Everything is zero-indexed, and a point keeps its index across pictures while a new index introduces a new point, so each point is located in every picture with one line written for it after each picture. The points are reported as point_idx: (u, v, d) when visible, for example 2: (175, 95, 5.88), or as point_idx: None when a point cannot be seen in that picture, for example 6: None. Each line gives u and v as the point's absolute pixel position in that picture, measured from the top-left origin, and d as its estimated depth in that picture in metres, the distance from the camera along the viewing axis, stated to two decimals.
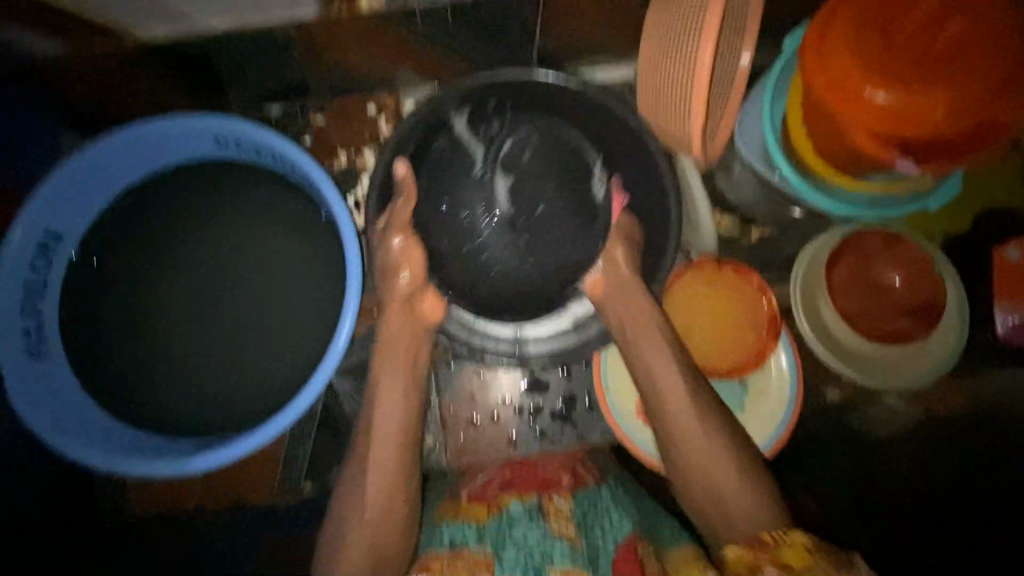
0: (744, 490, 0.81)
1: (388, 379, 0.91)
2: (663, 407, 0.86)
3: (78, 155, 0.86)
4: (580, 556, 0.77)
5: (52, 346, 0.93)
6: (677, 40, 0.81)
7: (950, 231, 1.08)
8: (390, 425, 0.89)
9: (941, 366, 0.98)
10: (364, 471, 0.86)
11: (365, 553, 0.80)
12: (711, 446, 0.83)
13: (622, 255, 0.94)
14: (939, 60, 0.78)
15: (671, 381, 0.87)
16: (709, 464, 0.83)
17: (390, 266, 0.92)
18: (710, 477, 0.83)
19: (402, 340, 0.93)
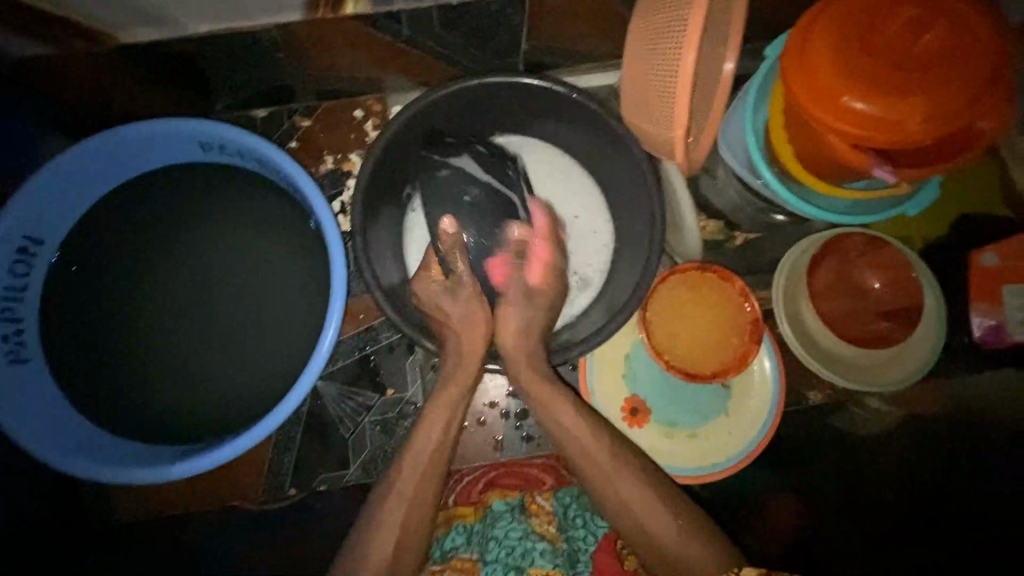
0: (686, 542, 0.77)
1: (438, 407, 0.88)
2: (583, 466, 0.85)
3: (58, 160, 0.85)
4: (562, 559, 0.80)
5: (33, 350, 0.92)
6: (660, 47, 0.81)
7: (929, 233, 1.10)
8: (424, 451, 0.85)
9: (922, 367, 1.00)
10: (393, 483, 0.83)
11: (387, 553, 0.78)
12: (642, 502, 0.80)
13: (514, 324, 0.92)
14: (919, 66, 0.78)
15: (593, 444, 0.85)
16: (646, 517, 0.80)
17: (458, 293, 0.94)
18: (642, 531, 0.79)
19: (462, 366, 0.91)
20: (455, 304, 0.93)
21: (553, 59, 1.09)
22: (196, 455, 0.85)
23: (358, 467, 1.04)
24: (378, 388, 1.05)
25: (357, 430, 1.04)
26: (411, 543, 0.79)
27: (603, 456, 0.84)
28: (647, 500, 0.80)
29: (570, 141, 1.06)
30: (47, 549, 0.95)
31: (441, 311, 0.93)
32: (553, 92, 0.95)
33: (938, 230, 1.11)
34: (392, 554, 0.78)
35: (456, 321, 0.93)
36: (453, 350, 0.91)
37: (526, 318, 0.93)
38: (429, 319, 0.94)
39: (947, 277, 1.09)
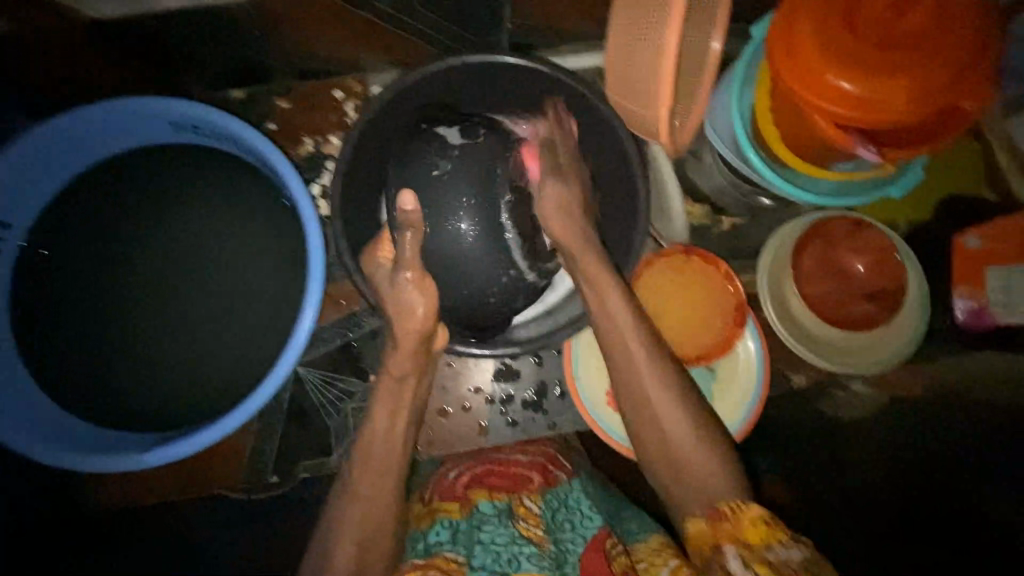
0: (707, 463, 0.76)
1: (383, 395, 0.87)
2: (623, 342, 0.82)
3: (21, 141, 0.82)
4: (548, 561, 0.77)
5: (3, 339, 0.90)
6: (643, 28, 0.80)
7: (913, 217, 1.11)
8: (369, 440, 0.84)
9: (906, 348, 1.00)
10: (349, 480, 0.82)
11: (352, 550, 0.77)
12: (674, 407, 0.79)
13: (553, 207, 0.85)
14: (906, 45, 0.77)
15: (627, 330, 0.83)
16: (677, 421, 0.78)
17: (398, 277, 0.82)
18: (671, 457, 0.77)
19: (399, 355, 0.86)
20: (388, 288, 0.85)
21: (536, 40, 1.07)
22: (173, 442, 0.83)
23: (341, 454, 1.03)
24: (361, 375, 1.04)
25: (340, 417, 1.03)
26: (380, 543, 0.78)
27: (634, 340, 0.82)
28: (668, 402, 0.79)
29: None
30: (47, 549, 0.97)
31: (399, 307, 0.83)
32: (536, 71, 0.95)
33: (920, 215, 1.11)
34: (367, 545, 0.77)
35: (392, 312, 0.85)
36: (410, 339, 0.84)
37: (563, 194, 0.85)
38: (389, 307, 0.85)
39: (930, 261, 1.10)
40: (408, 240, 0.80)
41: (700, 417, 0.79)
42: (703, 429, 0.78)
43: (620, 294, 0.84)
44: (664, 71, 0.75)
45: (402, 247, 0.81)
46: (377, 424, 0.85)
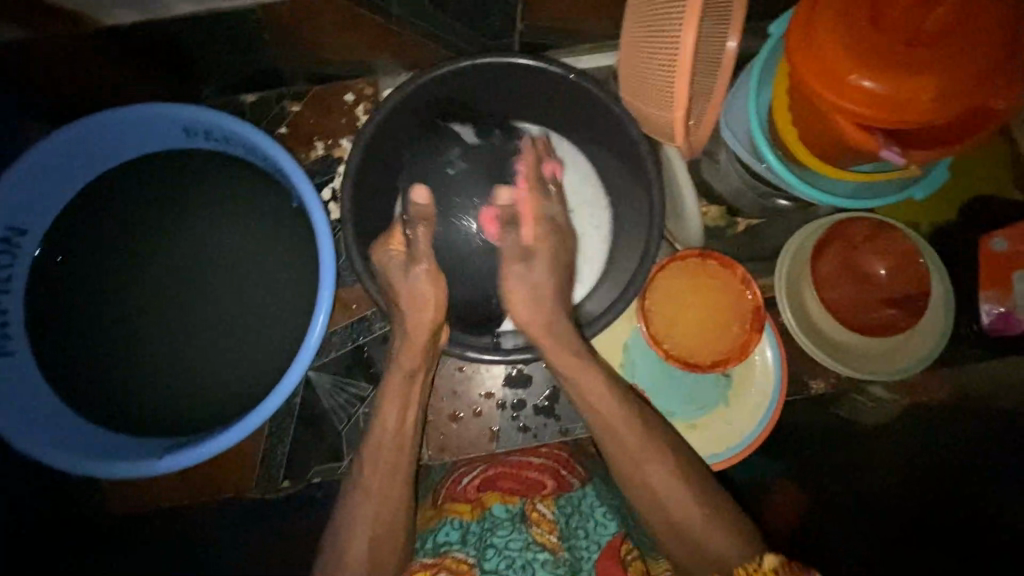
0: (710, 527, 0.75)
1: (388, 394, 0.85)
2: (608, 437, 0.82)
3: (35, 148, 0.83)
4: (563, 569, 0.77)
5: (19, 343, 0.91)
6: (659, 26, 0.78)
7: (939, 218, 1.07)
8: (381, 441, 0.83)
9: (927, 356, 0.97)
10: (360, 478, 0.82)
11: (365, 554, 0.77)
12: (671, 483, 0.78)
13: (523, 294, 0.86)
14: (933, 42, 0.75)
15: (618, 422, 0.82)
16: (671, 493, 0.78)
17: (411, 269, 0.83)
18: (673, 527, 0.77)
19: (409, 353, 0.85)
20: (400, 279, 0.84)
21: (548, 39, 1.05)
22: (185, 448, 0.84)
23: (351, 459, 1.02)
24: (371, 379, 1.03)
25: (350, 422, 1.03)
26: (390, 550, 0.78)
27: (626, 432, 0.81)
28: (666, 481, 0.79)
29: (567, 124, 1.02)
30: (47, 549, 0.97)
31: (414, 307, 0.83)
32: (550, 74, 0.92)
33: (948, 216, 1.07)
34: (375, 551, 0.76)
35: (404, 301, 0.84)
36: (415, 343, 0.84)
37: (534, 285, 0.86)
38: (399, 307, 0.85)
39: (955, 264, 1.06)
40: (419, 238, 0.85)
41: (702, 489, 0.78)
42: (706, 503, 0.77)
43: (607, 387, 0.83)
44: (681, 71, 0.73)
45: (416, 242, 0.85)
46: (388, 420, 0.84)
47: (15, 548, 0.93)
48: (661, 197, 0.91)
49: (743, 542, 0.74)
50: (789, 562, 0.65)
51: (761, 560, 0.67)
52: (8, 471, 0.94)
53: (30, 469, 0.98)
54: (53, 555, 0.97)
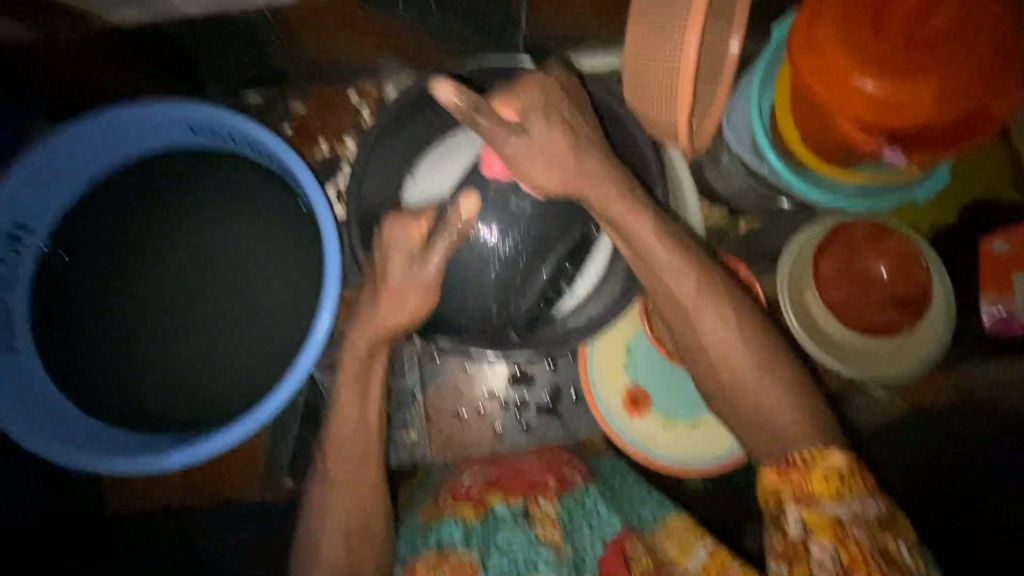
0: (782, 399, 0.69)
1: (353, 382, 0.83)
2: (661, 285, 0.75)
3: (41, 146, 0.83)
4: (566, 568, 0.78)
5: (23, 339, 0.91)
6: (662, 28, 0.79)
7: (941, 219, 1.08)
8: (363, 431, 0.83)
9: (927, 357, 0.97)
10: (365, 474, 0.82)
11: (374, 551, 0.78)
12: (730, 342, 0.71)
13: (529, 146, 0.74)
14: (931, 48, 0.76)
15: (669, 268, 0.74)
16: (740, 362, 0.70)
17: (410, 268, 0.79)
18: (738, 397, 0.71)
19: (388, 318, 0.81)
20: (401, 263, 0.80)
21: (551, 41, 1.06)
22: (189, 444, 0.84)
23: None
24: None
25: None
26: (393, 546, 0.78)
27: (682, 283, 0.73)
28: (720, 338, 0.71)
29: None
30: (47, 549, 0.96)
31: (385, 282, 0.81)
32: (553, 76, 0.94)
33: (949, 218, 1.08)
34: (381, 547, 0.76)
35: (385, 293, 0.81)
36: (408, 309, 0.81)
37: (535, 142, 0.74)
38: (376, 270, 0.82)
39: (956, 266, 1.07)
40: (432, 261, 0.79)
41: (767, 355, 0.71)
42: (770, 365, 0.70)
43: (659, 229, 0.75)
44: (684, 73, 0.74)
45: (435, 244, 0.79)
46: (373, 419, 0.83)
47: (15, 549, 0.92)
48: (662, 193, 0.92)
49: (806, 416, 0.68)
50: (854, 460, 0.64)
51: (827, 452, 0.64)
52: (9, 471, 0.92)
53: (30, 469, 0.96)
54: (54, 554, 0.96)
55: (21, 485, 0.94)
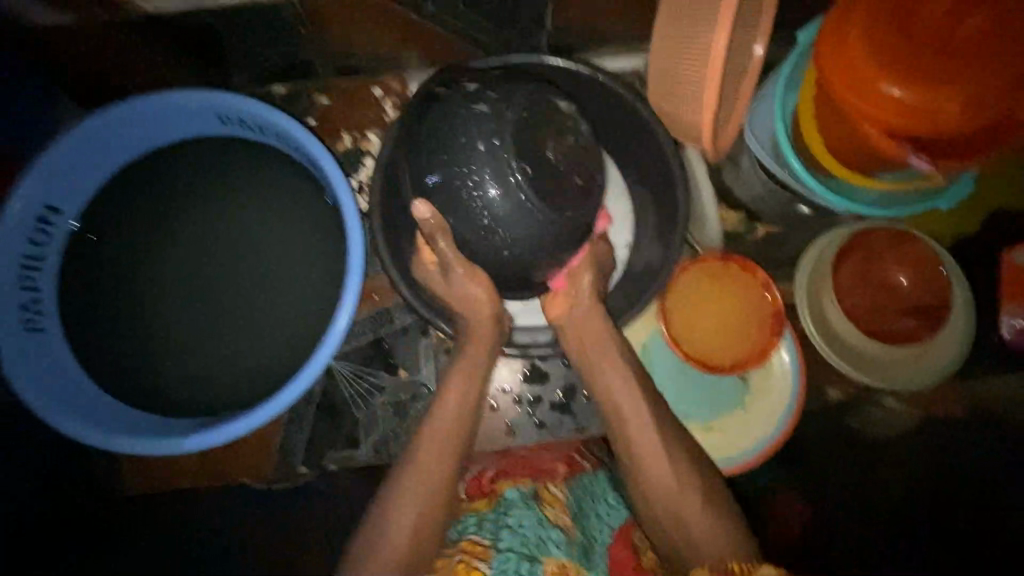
0: (713, 528, 0.77)
1: (462, 371, 0.89)
2: (609, 397, 0.87)
3: (73, 132, 0.85)
4: (577, 550, 0.79)
5: (50, 319, 0.92)
6: (692, 29, 0.79)
7: (964, 229, 1.08)
8: (456, 415, 0.87)
9: (949, 365, 0.97)
10: (413, 452, 0.84)
11: (402, 545, 0.76)
12: (673, 475, 0.81)
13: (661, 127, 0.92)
14: (960, 56, 0.76)
15: (626, 394, 0.86)
16: (670, 485, 0.80)
17: (449, 275, 0.89)
18: (674, 519, 0.79)
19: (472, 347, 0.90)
20: (447, 288, 0.91)
21: (575, 39, 1.07)
22: (209, 428, 0.85)
23: (368, 449, 1.04)
24: (390, 369, 1.05)
25: (367, 411, 1.04)
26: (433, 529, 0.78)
27: (634, 405, 0.85)
28: (662, 458, 0.81)
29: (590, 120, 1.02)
30: (46, 549, 0.98)
31: (471, 298, 0.90)
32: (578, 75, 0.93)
33: (970, 227, 1.08)
34: (406, 554, 0.76)
35: (457, 301, 0.90)
36: (481, 342, 0.90)
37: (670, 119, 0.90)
38: (462, 308, 0.91)
39: (977, 277, 1.06)
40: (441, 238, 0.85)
41: (709, 491, 0.81)
42: (710, 496, 0.80)
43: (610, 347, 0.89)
44: (711, 76, 0.75)
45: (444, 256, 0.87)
46: (466, 397, 0.88)
47: (14, 548, 0.95)
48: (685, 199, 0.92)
49: (736, 544, 0.76)
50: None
51: (758, 567, 0.70)
52: (9, 471, 0.94)
53: (30, 469, 0.97)
54: (54, 554, 0.98)
55: (19, 485, 0.95)
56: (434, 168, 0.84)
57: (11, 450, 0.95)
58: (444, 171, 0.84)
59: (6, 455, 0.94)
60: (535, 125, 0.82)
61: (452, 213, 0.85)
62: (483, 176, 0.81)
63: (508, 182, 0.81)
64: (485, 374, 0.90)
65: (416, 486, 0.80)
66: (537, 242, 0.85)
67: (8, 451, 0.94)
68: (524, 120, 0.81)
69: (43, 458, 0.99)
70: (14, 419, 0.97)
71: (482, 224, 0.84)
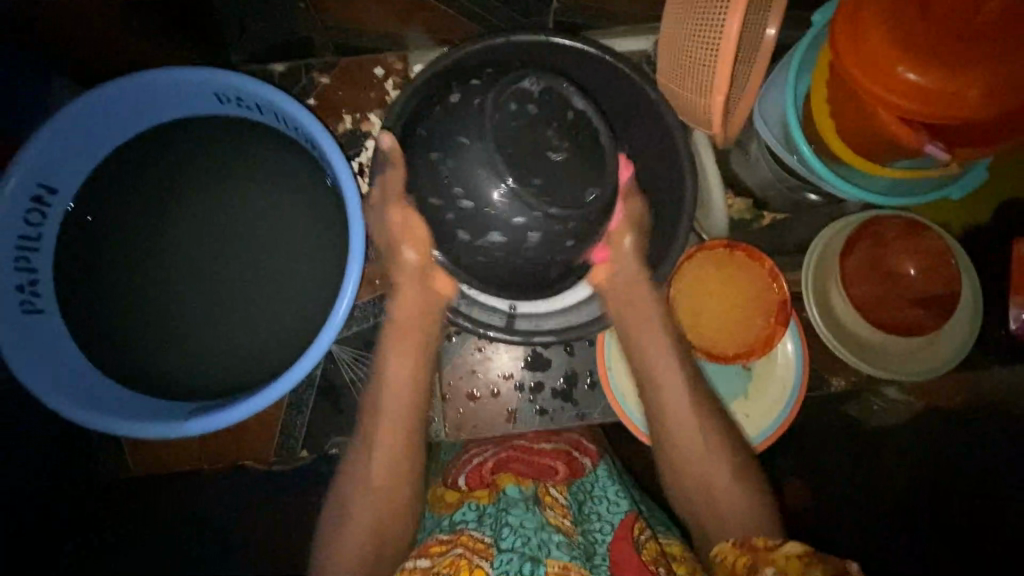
0: (737, 497, 0.83)
1: (396, 345, 0.93)
2: (644, 365, 0.92)
3: (67, 110, 0.83)
4: (578, 552, 0.77)
5: (47, 302, 0.91)
6: (705, 7, 0.76)
7: (973, 218, 1.06)
8: (396, 390, 0.91)
9: (950, 361, 0.97)
10: (361, 432, 0.90)
11: (370, 518, 0.83)
12: (705, 450, 0.86)
13: (674, 107, 0.89)
14: (983, 38, 0.73)
15: (667, 370, 0.90)
16: (693, 457, 0.86)
17: (400, 249, 0.91)
18: (706, 490, 0.84)
19: (410, 313, 0.94)
20: (378, 218, 0.92)
21: (578, 19, 1.04)
22: (209, 412, 0.84)
23: None
24: None
25: (369, 396, 1.04)
26: (394, 512, 0.84)
27: (675, 380, 0.89)
28: (691, 430, 0.87)
29: (596, 102, 1.00)
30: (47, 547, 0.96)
31: (401, 261, 0.92)
32: (584, 53, 0.92)
33: (979, 216, 1.06)
34: (372, 535, 0.82)
35: (396, 272, 0.93)
36: (418, 315, 0.94)
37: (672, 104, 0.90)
38: (395, 275, 0.94)
39: (984, 268, 1.05)
40: (399, 216, 0.89)
41: (735, 455, 0.86)
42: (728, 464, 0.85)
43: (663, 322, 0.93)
44: (723, 58, 0.72)
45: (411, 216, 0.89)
46: (401, 372, 0.92)
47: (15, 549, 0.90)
48: (693, 190, 0.91)
49: (757, 516, 0.81)
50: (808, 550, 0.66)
51: (783, 545, 0.67)
52: (8, 472, 0.89)
53: (30, 469, 0.92)
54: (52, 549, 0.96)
55: (20, 486, 0.90)
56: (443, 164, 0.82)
57: (12, 450, 0.90)
58: (451, 166, 0.81)
59: (6, 457, 0.89)
60: (517, 121, 0.79)
61: (460, 217, 0.83)
62: (479, 190, 0.79)
63: (506, 188, 0.78)
64: (424, 349, 0.94)
65: (382, 473, 0.86)
66: (540, 237, 0.83)
67: (8, 452, 0.89)
68: (510, 120, 0.79)
69: (43, 458, 0.94)
70: (14, 419, 0.91)
71: (487, 231, 0.82)
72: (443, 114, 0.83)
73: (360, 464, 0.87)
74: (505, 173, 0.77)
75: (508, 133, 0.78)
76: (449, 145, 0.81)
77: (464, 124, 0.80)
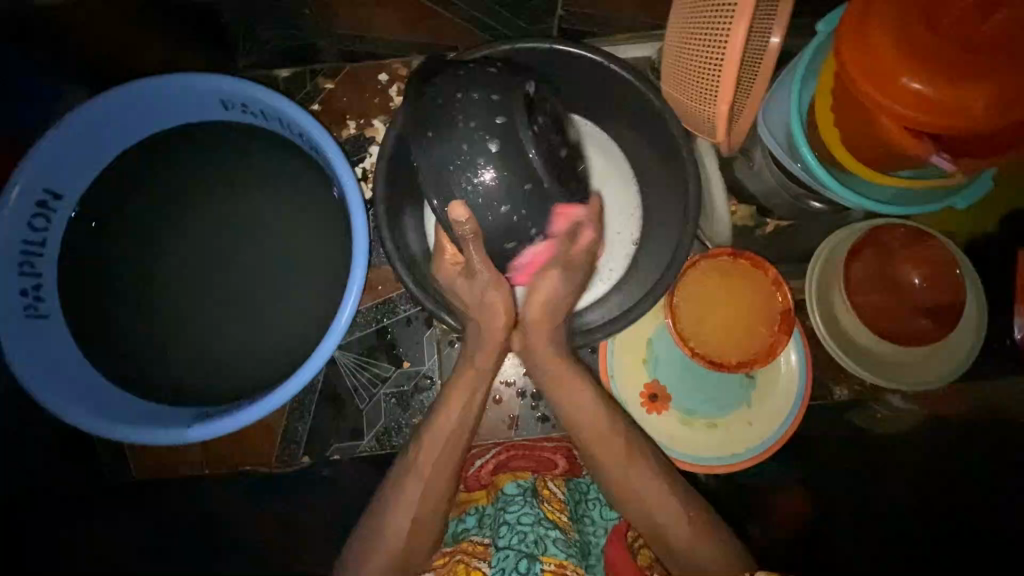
0: (688, 531, 0.81)
1: (460, 390, 0.86)
2: (568, 412, 0.88)
3: (72, 115, 0.83)
4: (574, 550, 0.79)
5: (51, 307, 0.91)
6: (711, 15, 0.76)
7: (979, 227, 1.06)
8: (454, 433, 0.84)
9: (963, 363, 0.96)
10: (411, 465, 0.83)
11: (399, 547, 0.80)
12: (642, 480, 0.83)
13: (679, 115, 0.88)
14: (991, 47, 0.73)
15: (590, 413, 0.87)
16: (637, 489, 0.83)
17: (473, 280, 0.85)
18: (652, 523, 0.83)
19: (482, 354, 0.88)
20: (469, 289, 0.87)
21: (583, 25, 1.04)
22: (212, 419, 0.84)
23: (372, 439, 1.04)
24: (394, 361, 1.04)
25: (372, 403, 1.04)
26: (425, 531, 0.81)
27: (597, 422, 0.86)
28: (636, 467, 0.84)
29: (598, 110, 1.01)
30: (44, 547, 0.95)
31: (489, 305, 0.87)
32: (590, 61, 0.91)
33: (985, 225, 1.06)
34: (402, 554, 0.80)
35: (474, 310, 0.88)
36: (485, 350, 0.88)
37: (686, 113, 0.87)
38: (480, 314, 0.87)
39: (988, 277, 1.05)
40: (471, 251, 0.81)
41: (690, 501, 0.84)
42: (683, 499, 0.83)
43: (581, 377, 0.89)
44: (729, 66, 0.72)
45: (469, 255, 0.82)
46: (448, 419, 0.84)
47: (12, 547, 0.89)
48: (697, 196, 0.90)
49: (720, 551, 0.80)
50: None
51: None
52: None
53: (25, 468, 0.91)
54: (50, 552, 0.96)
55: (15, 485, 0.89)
56: (460, 168, 0.78)
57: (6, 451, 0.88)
58: (463, 168, 0.78)
59: None
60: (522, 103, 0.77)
61: (489, 225, 0.80)
62: (501, 176, 0.78)
63: (530, 167, 0.77)
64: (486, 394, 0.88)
65: (414, 505, 0.80)
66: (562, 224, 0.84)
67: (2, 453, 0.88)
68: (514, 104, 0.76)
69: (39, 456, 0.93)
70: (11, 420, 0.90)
71: (521, 228, 0.81)
72: (433, 110, 0.77)
73: (390, 491, 0.82)
74: (529, 149, 0.76)
75: (517, 116, 0.76)
76: (453, 145, 0.77)
77: (460, 119, 0.76)
